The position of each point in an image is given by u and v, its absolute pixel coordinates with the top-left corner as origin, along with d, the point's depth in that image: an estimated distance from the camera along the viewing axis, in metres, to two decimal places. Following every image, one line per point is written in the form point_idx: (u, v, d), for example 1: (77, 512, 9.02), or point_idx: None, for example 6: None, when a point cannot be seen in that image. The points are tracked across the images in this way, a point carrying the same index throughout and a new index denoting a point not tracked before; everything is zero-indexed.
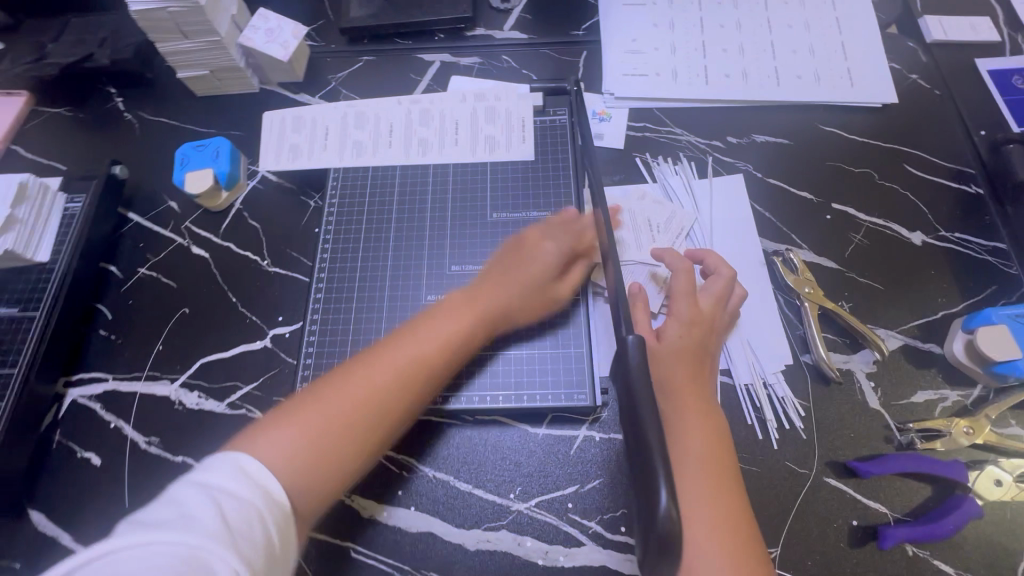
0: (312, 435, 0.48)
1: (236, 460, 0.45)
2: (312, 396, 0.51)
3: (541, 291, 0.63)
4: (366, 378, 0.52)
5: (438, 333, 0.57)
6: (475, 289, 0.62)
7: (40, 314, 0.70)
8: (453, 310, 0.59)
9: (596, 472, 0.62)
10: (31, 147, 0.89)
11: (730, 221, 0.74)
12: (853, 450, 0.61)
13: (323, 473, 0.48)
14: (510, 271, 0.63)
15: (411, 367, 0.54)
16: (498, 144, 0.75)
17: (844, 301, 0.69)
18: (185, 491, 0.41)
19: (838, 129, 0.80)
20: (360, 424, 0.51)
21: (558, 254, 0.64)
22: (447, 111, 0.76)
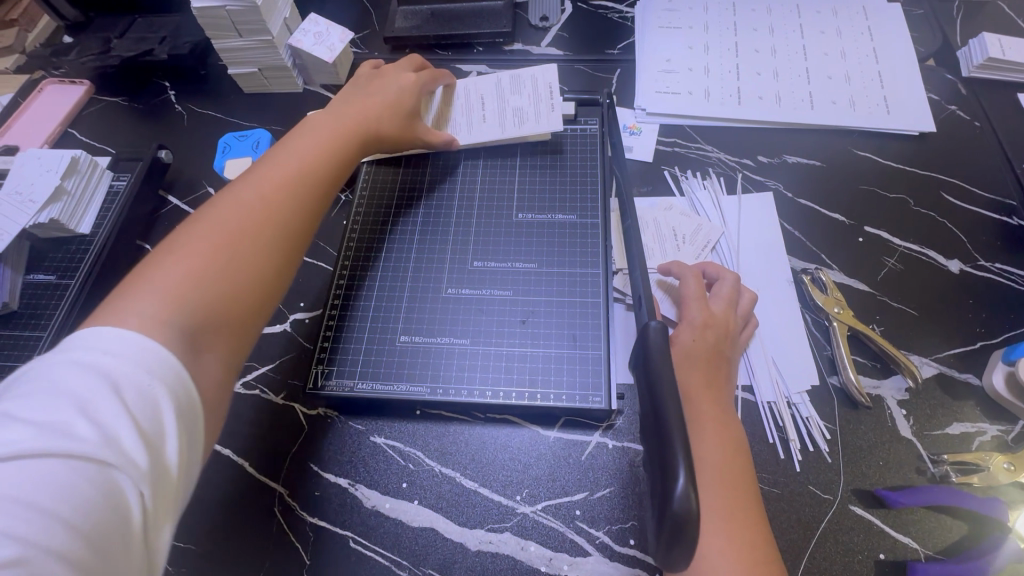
0: (219, 241, 0.50)
1: (142, 347, 0.41)
2: (202, 219, 0.52)
3: (406, 120, 0.72)
4: (251, 193, 0.55)
5: (317, 144, 0.62)
6: (330, 116, 0.67)
7: (75, 283, 0.72)
8: (316, 133, 0.64)
9: (607, 480, 0.60)
10: (87, 132, 0.94)
11: (758, 237, 0.73)
12: (882, 479, 0.58)
13: (219, 281, 0.49)
14: (357, 102, 0.69)
15: (299, 173, 0.58)
16: (526, 116, 0.76)
17: (876, 324, 0.66)
18: (85, 391, 0.37)
19: (872, 154, 0.79)
20: (274, 220, 0.54)
21: (404, 91, 0.73)
22: (474, 85, 0.80)
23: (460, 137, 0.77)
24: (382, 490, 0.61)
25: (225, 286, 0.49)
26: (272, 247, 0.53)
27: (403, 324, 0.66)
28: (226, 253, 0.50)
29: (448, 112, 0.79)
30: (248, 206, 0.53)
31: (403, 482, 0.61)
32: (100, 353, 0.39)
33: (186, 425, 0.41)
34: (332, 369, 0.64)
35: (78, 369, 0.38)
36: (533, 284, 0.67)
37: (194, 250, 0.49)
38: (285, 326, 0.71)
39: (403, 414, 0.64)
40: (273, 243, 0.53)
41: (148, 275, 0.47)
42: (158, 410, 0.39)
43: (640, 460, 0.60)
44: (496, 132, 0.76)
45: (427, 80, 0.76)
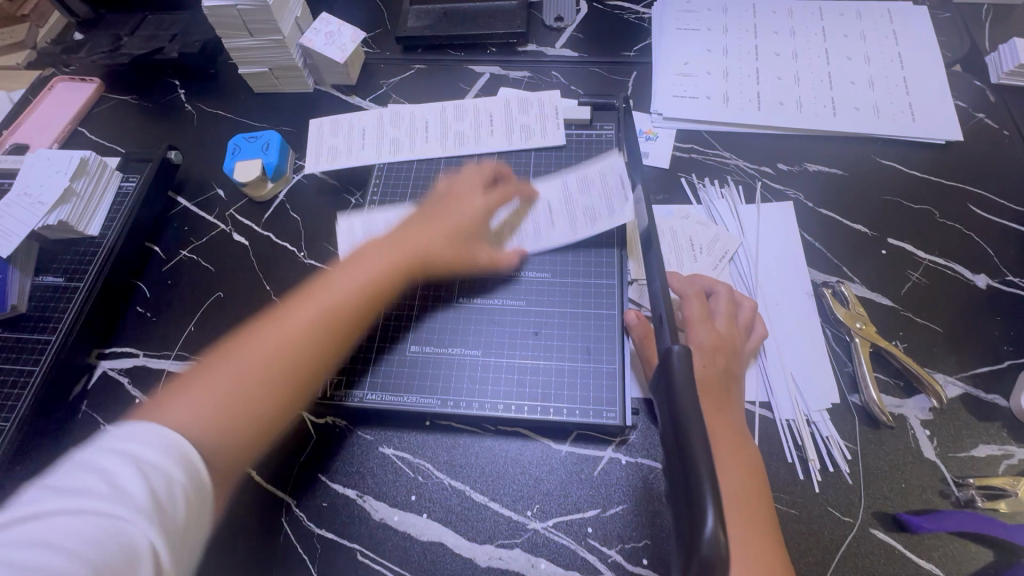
0: (236, 378, 0.51)
1: (156, 434, 0.43)
2: (233, 349, 0.55)
3: (458, 245, 0.66)
4: (283, 329, 0.56)
5: (362, 274, 0.61)
6: (384, 242, 0.65)
7: (83, 286, 0.72)
8: (366, 258, 0.63)
9: (621, 497, 0.59)
10: (96, 130, 0.93)
11: (777, 248, 0.71)
12: (903, 502, 0.56)
13: (244, 400, 0.50)
14: (415, 225, 0.67)
15: (333, 310, 0.58)
16: (600, 215, 0.67)
17: (899, 340, 0.64)
18: (100, 468, 0.40)
19: (896, 164, 0.77)
20: (292, 359, 0.54)
21: (477, 212, 0.67)
22: (543, 195, 0.70)
23: (523, 241, 0.67)
24: (391, 502, 0.60)
25: (228, 420, 0.49)
26: (283, 384, 0.53)
27: (414, 333, 0.65)
28: (238, 393, 0.51)
29: (518, 225, 0.68)
30: (272, 343, 0.54)
31: (411, 494, 0.60)
32: (122, 434, 0.42)
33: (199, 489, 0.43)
34: (342, 378, 0.63)
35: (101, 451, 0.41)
36: (546, 294, 0.66)
37: (214, 384, 0.50)
38: None
39: (413, 425, 0.63)
40: (286, 382, 0.53)
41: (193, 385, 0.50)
42: (171, 472, 0.41)
43: (654, 477, 0.59)
44: (571, 233, 0.67)
45: (499, 201, 0.68)
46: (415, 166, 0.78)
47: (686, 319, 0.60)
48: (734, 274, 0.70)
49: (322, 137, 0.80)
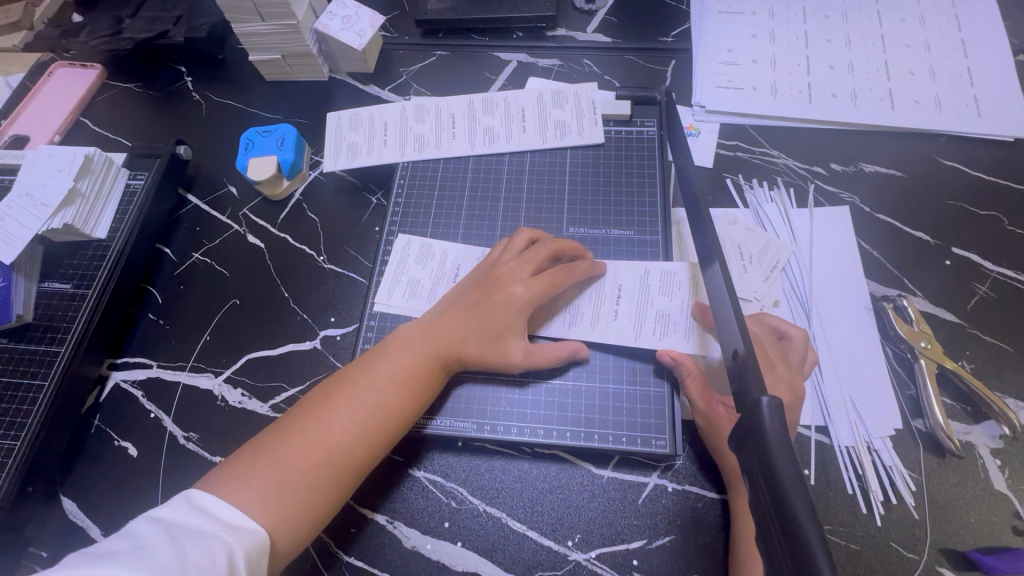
0: (277, 491, 0.47)
1: (211, 512, 0.44)
2: (262, 457, 0.49)
3: (494, 337, 0.55)
4: (318, 441, 0.49)
5: (403, 373, 0.53)
6: (419, 330, 0.56)
7: (92, 293, 0.68)
8: (403, 348, 0.55)
9: (667, 527, 0.55)
10: (99, 121, 0.88)
11: (834, 258, 0.66)
12: (973, 539, 0.52)
13: (297, 505, 0.47)
14: (459, 310, 0.56)
15: (374, 420, 0.51)
16: (669, 329, 0.58)
17: (966, 361, 0.60)
18: (148, 539, 0.40)
19: (959, 164, 0.71)
20: (326, 478, 0.49)
21: (526, 301, 0.56)
22: (612, 274, 0.61)
23: (578, 326, 0.59)
24: (423, 530, 0.57)
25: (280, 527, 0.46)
26: (318, 506, 0.49)
27: None
28: (274, 520, 0.46)
29: (570, 300, 0.61)
30: (308, 459, 0.49)
31: (445, 521, 0.57)
32: (171, 510, 0.43)
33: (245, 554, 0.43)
34: None
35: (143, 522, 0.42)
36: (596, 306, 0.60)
37: (245, 506, 0.46)
38: (315, 344, 0.68)
39: (444, 446, 0.60)
40: (321, 503, 0.49)
41: (249, 479, 0.47)
42: (209, 534, 0.42)
43: (702, 506, 0.55)
44: (628, 337, 0.58)
45: (552, 284, 0.57)
46: (441, 164, 0.73)
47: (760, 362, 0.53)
48: (786, 286, 0.65)
49: (340, 132, 0.75)
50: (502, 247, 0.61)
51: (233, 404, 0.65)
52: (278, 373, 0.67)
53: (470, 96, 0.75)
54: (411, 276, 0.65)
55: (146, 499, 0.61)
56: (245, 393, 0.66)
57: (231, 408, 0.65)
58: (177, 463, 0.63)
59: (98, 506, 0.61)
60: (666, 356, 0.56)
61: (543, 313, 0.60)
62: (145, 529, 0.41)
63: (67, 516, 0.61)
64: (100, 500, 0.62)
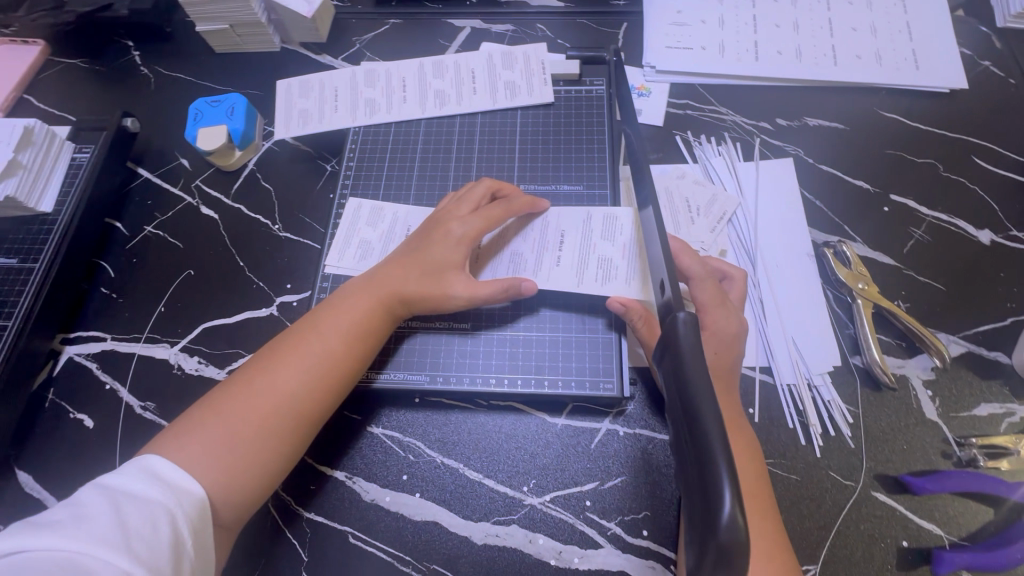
0: (226, 441, 0.47)
1: (157, 475, 0.44)
2: (210, 411, 0.49)
3: (435, 276, 0.56)
4: (266, 390, 0.50)
5: (349, 320, 0.55)
6: (363, 282, 0.58)
7: (39, 266, 0.67)
8: (349, 299, 0.56)
9: (619, 469, 0.57)
10: (43, 98, 0.85)
11: (778, 207, 0.68)
12: (905, 464, 0.55)
13: (247, 453, 0.48)
14: (402, 258, 0.58)
15: (322, 366, 0.52)
16: (611, 273, 0.58)
17: (901, 301, 0.62)
18: (87, 508, 0.40)
19: (899, 116, 0.74)
20: (276, 426, 0.50)
21: (464, 240, 0.57)
22: (554, 221, 0.62)
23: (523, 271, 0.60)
24: (382, 483, 0.58)
25: (231, 476, 0.47)
26: (272, 453, 0.49)
27: None
28: (225, 469, 0.47)
29: (514, 243, 0.62)
30: (256, 407, 0.49)
31: (403, 474, 0.58)
32: (116, 476, 0.43)
33: (191, 519, 0.43)
34: None
35: (82, 489, 0.42)
36: (538, 253, 0.61)
37: (194, 457, 0.46)
38: (272, 310, 0.68)
39: (401, 402, 0.61)
40: (273, 451, 0.49)
41: (196, 432, 0.48)
42: (150, 501, 0.42)
43: (652, 447, 0.57)
44: (571, 284, 0.59)
45: (492, 219, 0.58)
46: (394, 128, 0.73)
47: (697, 304, 0.53)
48: (732, 236, 0.67)
49: (290, 98, 0.75)
50: (445, 201, 0.63)
51: (190, 372, 0.65)
52: (235, 340, 0.67)
53: (420, 60, 0.75)
54: (362, 238, 0.66)
55: (104, 469, 0.61)
56: (202, 360, 0.66)
57: (188, 376, 0.65)
58: (135, 432, 0.63)
59: (55, 478, 0.61)
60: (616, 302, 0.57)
61: (486, 256, 0.61)
62: (90, 499, 0.41)
63: (24, 489, 0.61)
64: (56, 473, 0.61)
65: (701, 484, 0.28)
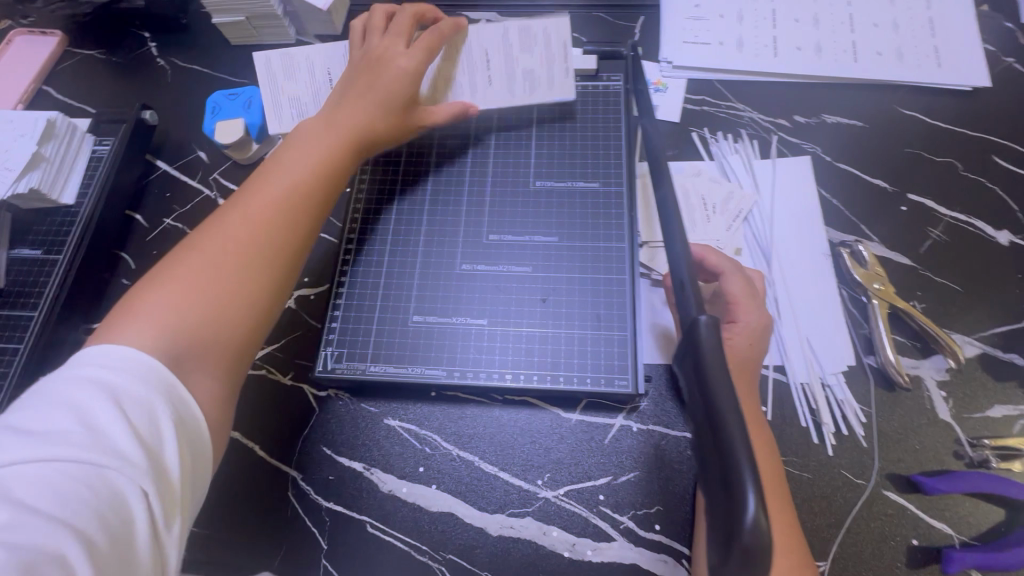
0: (196, 286, 0.47)
1: (140, 366, 0.41)
2: (174, 268, 0.47)
3: (395, 113, 0.60)
4: (222, 238, 0.49)
5: (304, 163, 0.55)
6: (317, 129, 0.58)
7: (63, 258, 0.68)
8: (306, 145, 0.57)
9: (631, 464, 0.58)
10: (62, 89, 0.86)
11: (795, 205, 0.68)
12: (918, 464, 0.56)
13: (227, 294, 0.48)
14: (347, 107, 0.59)
15: (281, 203, 0.52)
16: (538, 81, 0.68)
17: (918, 301, 0.62)
18: (90, 413, 0.38)
19: (918, 113, 0.73)
20: (248, 263, 0.49)
21: (411, 70, 0.61)
22: (475, 40, 0.68)
23: (464, 93, 0.68)
24: (398, 474, 0.59)
25: (212, 315, 0.47)
26: (248, 286, 0.49)
27: (416, 302, 0.63)
28: (205, 306, 0.46)
29: (454, 74, 0.67)
30: (217, 253, 0.48)
31: (420, 466, 0.59)
32: (105, 375, 0.40)
33: (188, 439, 0.41)
34: (342, 352, 0.61)
35: (75, 389, 0.39)
36: (473, 61, 0.68)
37: (156, 315, 0.44)
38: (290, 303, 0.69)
39: (418, 397, 0.62)
40: (249, 289, 0.49)
41: (164, 287, 0.46)
42: (156, 418, 0.40)
43: (666, 443, 0.58)
44: (506, 97, 0.68)
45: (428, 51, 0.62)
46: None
47: (730, 297, 0.56)
48: (748, 235, 0.67)
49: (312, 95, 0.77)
50: (371, 34, 0.64)
51: None
52: None
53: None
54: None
55: None
56: None
57: None
58: None
59: None
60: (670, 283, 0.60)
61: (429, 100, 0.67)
62: (88, 406, 0.38)
63: None
64: None
65: (724, 485, 0.29)
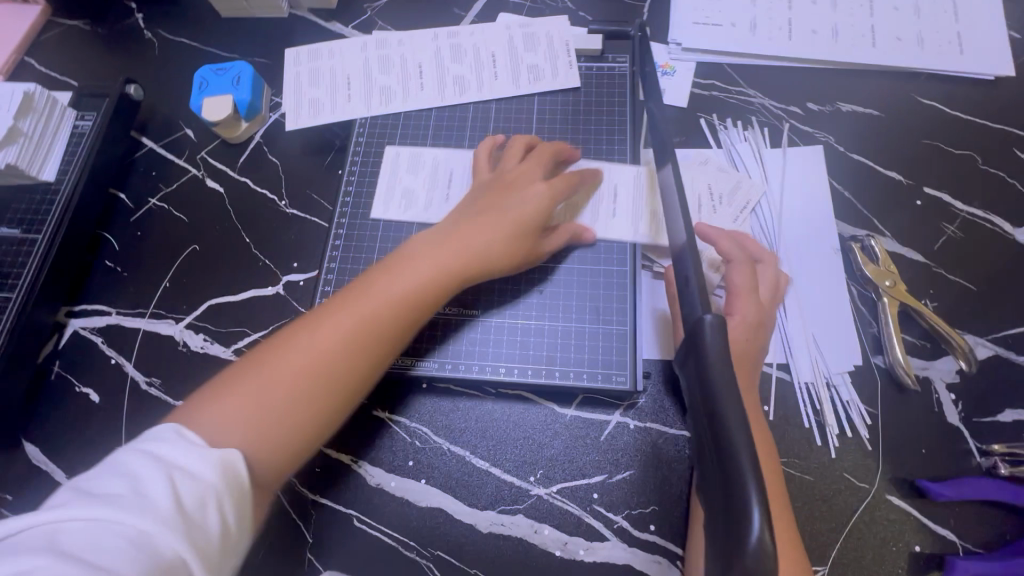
0: (258, 402, 0.45)
1: (196, 442, 0.41)
2: (252, 370, 0.47)
3: (517, 243, 0.56)
4: (307, 350, 0.48)
5: (406, 286, 0.52)
6: (429, 244, 0.55)
7: (42, 237, 0.65)
8: (412, 260, 0.54)
9: (627, 462, 0.56)
10: (44, 61, 0.82)
11: (806, 197, 0.65)
12: (923, 468, 0.54)
13: (288, 419, 0.46)
14: (466, 221, 0.56)
15: (365, 328, 0.49)
16: (543, 73, 0.69)
17: (929, 300, 0.60)
18: (143, 478, 0.38)
19: (937, 103, 0.69)
20: (313, 391, 0.47)
21: (545, 201, 0.57)
22: (483, 45, 0.71)
23: (467, 87, 0.70)
24: (387, 468, 0.57)
25: (264, 436, 0.45)
26: (305, 417, 0.47)
27: None
28: (261, 427, 0.45)
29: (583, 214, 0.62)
30: (295, 366, 0.47)
31: (409, 460, 0.57)
32: (168, 446, 0.40)
33: (237, 504, 0.41)
34: None
35: (135, 454, 0.39)
36: (478, 64, 0.71)
37: (224, 418, 0.44)
38: (278, 289, 0.66)
39: (409, 389, 0.60)
40: (308, 419, 0.47)
41: (233, 393, 0.46)
42: (204, 484, 0.39)
43: (663, 442, 0.56)
44: (510, 89, 0.69)
45: (563, 189, 0.59)
46: (408, 118, 0.70)
47: (730, 288, 0.54)
48: (755, 226, 0.64)
49: (299, 86, 0.72)
50: (515, 146, 0.63)
51: (195, 349, 0.64)
52: (241, 319, 0.66)
53: (437, 44, 0.72)
54: (404, 186, 0.68)
55: (109, 443, 0.61)
56: (207, 338, 0.65)
57: (194, 354, 0.64)
58: (139, 408, 0.62)
59: (62, 451, 0.61)
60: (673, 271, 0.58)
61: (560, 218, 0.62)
62: (147, 471, 0.38)
63: (32, 462, 0.61)
64: (63, 445, 0.61)
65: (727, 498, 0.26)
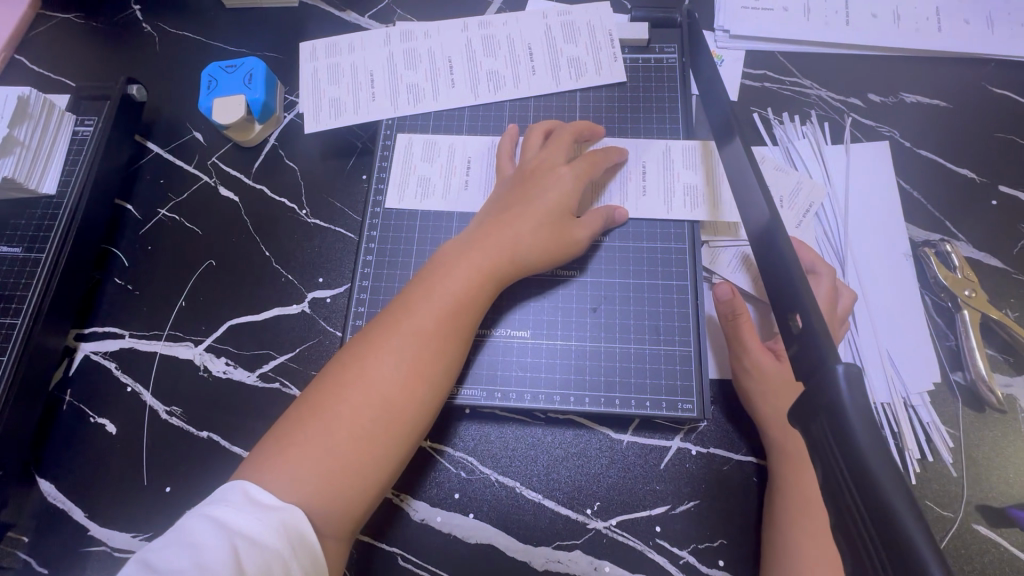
0: (321, 447, 0.41)
1: (259, 503, 0.38)
2: (307, 415, 0.43)
3: (553, 237, 0.52)
4: (366, 382, 0.44)
5: (445, 296, 0.48)
6: (461, 249, 0.51)
7: (46, 256, 0.60)
8: (448, 270, 0.50)
9: (691, 492, 0.52)
10: (36, 60, 0.76)
11: (873, 199, 0.60)
12: (1013, 495, 0.50)
13: (356, 458, 0.42)
14: (496, 219, 0.52)
15: (415, 348, 0.46)
16: (585, 68, 0.64)
17: (1009, 309, 0.56)
18: (206, 552, 0.35)
19: (1009, 92, 0.64)
20: (375, 424, 0.43)
21: (572, 189, 0.54)
22: (517, 37, 0.66)
23: (503, 83, 0.65)
24: (433, 502, 0.53)
25: (337, 483, 0.41)
26: (374, 454, 0.43)
27: None
28: (331, 473, 0.41)
29: (610, 186, 0.59)
30: (356, 400, 0.43)
31: (455, 492, 0.53)
32: (231, 510, 0.37)
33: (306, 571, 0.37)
34: None
35: (197, 522, 0.36)
36: (513, 57, 0.65)
37: (299, 473, 0.40)
38: (304, 307, 0.62)
39: (452, 415, 0.55)
40: (375, 455, 0.43)
41: (293, 442, 0.42)
42: (269, 553, 0.36)
43: (729, 469, 0.52)
44: (549, 85, 0.64)
45: (588, 171, 0.55)
46: (438, 119, 0.65)
47: None
48: (819, 232, 0.60)
49: (318, 85, 0.67)
50: (530, 133, 0.59)
51: (217, 374, 0.60)
52: (264, 341, 0.61)
53: (467, 36, 0.66)
54: (420, 175, 0.63)
55: (130, 478, 0.57)
56: (229, 362, 0.60)
57: (216, 379, 0.60)
58: (160, 439, 0.58)
59: (80, 488, 0.57)
60: (726, 287, 0.54)
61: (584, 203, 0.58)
62: (210, 543, 0.35)
63: (47, 500, 0.56)
64: (80, 482, 0.57)
65: None
